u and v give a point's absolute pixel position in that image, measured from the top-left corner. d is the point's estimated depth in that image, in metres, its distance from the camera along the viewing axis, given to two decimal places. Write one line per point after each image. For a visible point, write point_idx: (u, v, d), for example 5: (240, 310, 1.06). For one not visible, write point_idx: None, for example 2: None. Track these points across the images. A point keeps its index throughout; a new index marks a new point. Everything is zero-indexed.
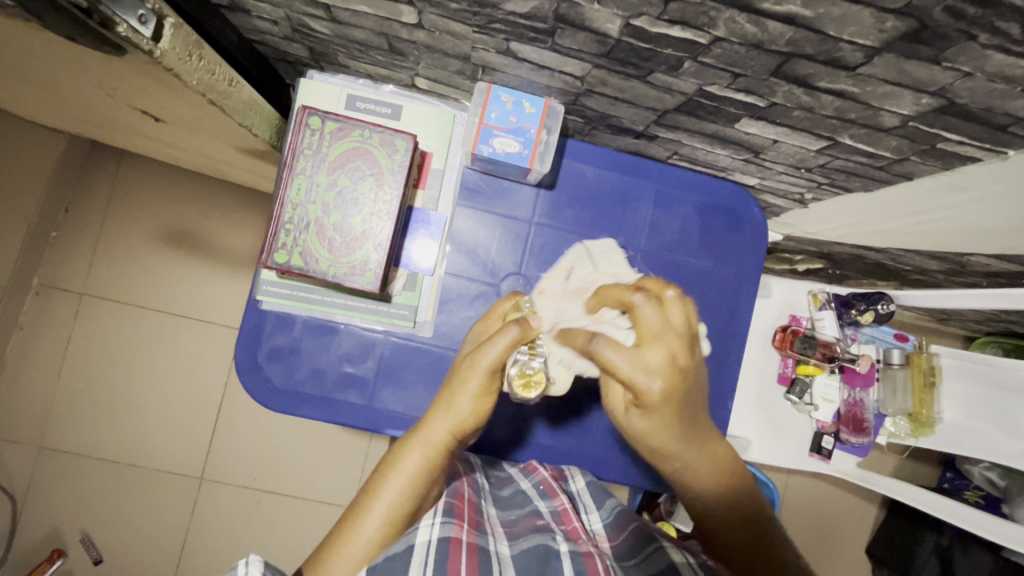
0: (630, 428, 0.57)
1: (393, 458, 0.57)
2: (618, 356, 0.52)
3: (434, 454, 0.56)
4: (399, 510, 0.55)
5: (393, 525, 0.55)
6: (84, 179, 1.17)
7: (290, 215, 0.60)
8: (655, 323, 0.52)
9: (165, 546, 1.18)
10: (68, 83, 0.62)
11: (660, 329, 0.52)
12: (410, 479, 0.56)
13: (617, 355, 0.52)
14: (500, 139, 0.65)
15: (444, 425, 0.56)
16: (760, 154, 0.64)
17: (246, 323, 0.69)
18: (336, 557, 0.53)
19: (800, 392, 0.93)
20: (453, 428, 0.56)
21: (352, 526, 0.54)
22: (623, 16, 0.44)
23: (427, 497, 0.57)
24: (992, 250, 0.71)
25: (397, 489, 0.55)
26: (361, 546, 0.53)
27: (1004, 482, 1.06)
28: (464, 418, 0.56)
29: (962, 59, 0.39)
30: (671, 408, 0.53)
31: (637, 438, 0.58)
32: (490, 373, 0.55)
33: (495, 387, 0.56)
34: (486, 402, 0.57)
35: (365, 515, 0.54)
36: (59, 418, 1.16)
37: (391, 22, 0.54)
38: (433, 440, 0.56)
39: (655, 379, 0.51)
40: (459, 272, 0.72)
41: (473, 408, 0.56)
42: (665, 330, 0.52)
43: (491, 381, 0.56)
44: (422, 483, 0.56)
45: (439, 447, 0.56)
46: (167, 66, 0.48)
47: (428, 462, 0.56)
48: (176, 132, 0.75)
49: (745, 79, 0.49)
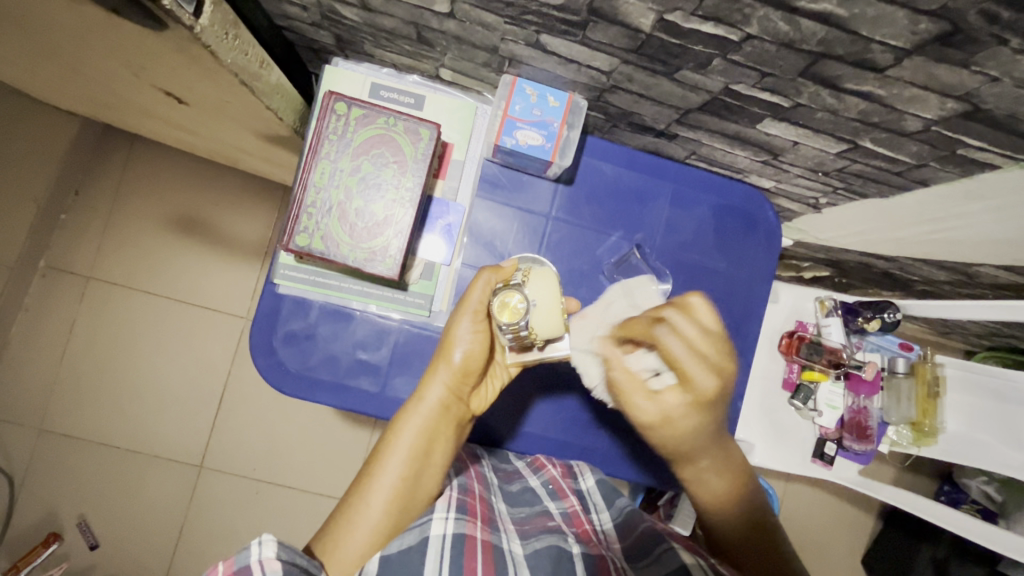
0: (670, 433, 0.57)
1: (394, 426, 0.59)
2: (680, 345, 0.53)
3: (432, 414, 0.59)
4: (404, 477, 0.57)
5: (398, 495, 0.56)
6: (95, 162, 1.17)
7: (313, 198, 0.60)
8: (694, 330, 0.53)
9: (162, 533, 1.17)
10: (94, 61, 0.62)
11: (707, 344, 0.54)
12: (411, 444, 0.58)
13: (681, 345, 0.53)
14: (524, 131, 0.65)
15: (441, 381, 0.60)
16: (778, 157, 0.65)
17: (262, 307, 0.69)
18: (351, 530, 0.54)
19: (804, 397, 0.94)
20: (451, 381, 0.60)
21: (357, 499, 0.56)
22: (656, 11, 0.45)
23: (427, 464, 0.58)
24: (1000, 261, 0.72)
25: (399, 456, 0.57)
26: (368, 518, 0.54)
27: (1001, 496, 1.07)
28: (458, 366, 0.60)
29: (991, 64, 0.40)
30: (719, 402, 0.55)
31: (677, 444, 0.58)
32: (474, 314, 0.60)
33: (485, 328, 0.61)
34: (478, 344, 0.60)
35: (369, 490, 0.56)
36: (61, 401, 1.16)
37: (422, 11, 0.55)
38: (429, 399, 0.60)
39: (710, 370, 0.53)
40: (476, 264, 0.73)
41: (467, 353, 0.59)
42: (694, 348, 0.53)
43: (477, 321, 0.60)
44: (422, 446, 0.58)
45: (437, 404, 0.59)
46: (205, 43, 0.48)
47: (428, 422, 0.59)
48: (197, 115, 0.76)
49: (772, 79, 0.49)
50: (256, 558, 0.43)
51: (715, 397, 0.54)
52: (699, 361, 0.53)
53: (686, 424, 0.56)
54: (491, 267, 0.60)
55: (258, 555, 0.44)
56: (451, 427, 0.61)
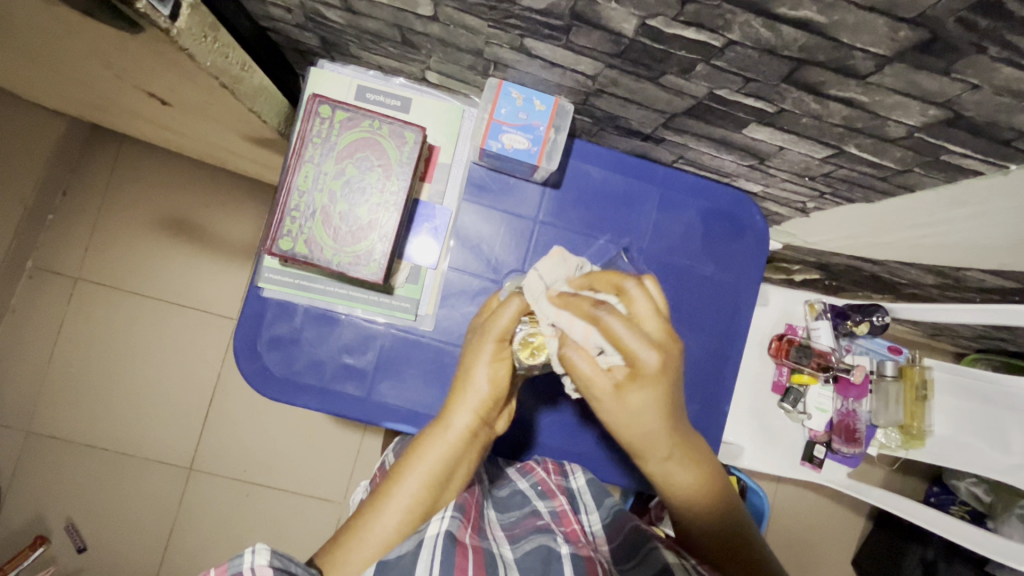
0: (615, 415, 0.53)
1: (415, 451, 0.56)
2: (623, 327, 0.50)
3: (458, 441, 0.56)
4: (420, 501, 0.54)
5: (411, 518, 0.54)
6: (82, 163, 1.16)
7: (296, 202, 0.60)
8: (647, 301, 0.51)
9: (151, 535, 1.17)
10: (76, 62, 0.62)
11: (651, 309, 0.51)
12: (431, 470, 0.55)
13: (620, 326, 0.50)
14: (510, 134, 0.64)
15: (468, 409, 0.56)
16: (764, 161, 0.65)
17: (247, 311, 0.68)
18: (359, 546, 0.52)
19: (793, 400, 0.92)
20: (479, 411, 0.56)
21: (369, 520, 0.53)
22: (639, 16, 0.45)
23: (445, 488, 0.56)
24: (987, 267, 0.72)
25: (417, 480, 0.54)
26: (377, 539, 0.52)
27: (990, 498, 1.07)
28: (486, 396, 0.56)
29: (971, 72, 0.40)
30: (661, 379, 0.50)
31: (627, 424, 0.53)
32: (499, 341, 0.56)
33: (508, 353, 0.57)
34: (502, 371, 0.57)
35: (382, 511, 0.53)
36: (49, 402, 1.15)
37: (406, 14, 0.54)
38: (455, 426, 0.56)
39: (653, 351, 0.49)
40: (462, 267, 0.72)
41: (494, 383, 0.56)
42: (657, 312, 0.51)
43: (502, 348, 0.57)
44: (443, 473, 0.55)
45: (463, 433, 0.56)
46: (183, 47, 0.48)
47: (453, 450, 0.56)
48: (182, 117, 0.75)
49: (755, 84, 0.49)
50: (248, 565, 0.43)
51: (659, 379, 0.50)
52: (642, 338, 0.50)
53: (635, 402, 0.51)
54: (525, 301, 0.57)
55: (251, 562, 0.43)
56: (474, 453, 0.58)
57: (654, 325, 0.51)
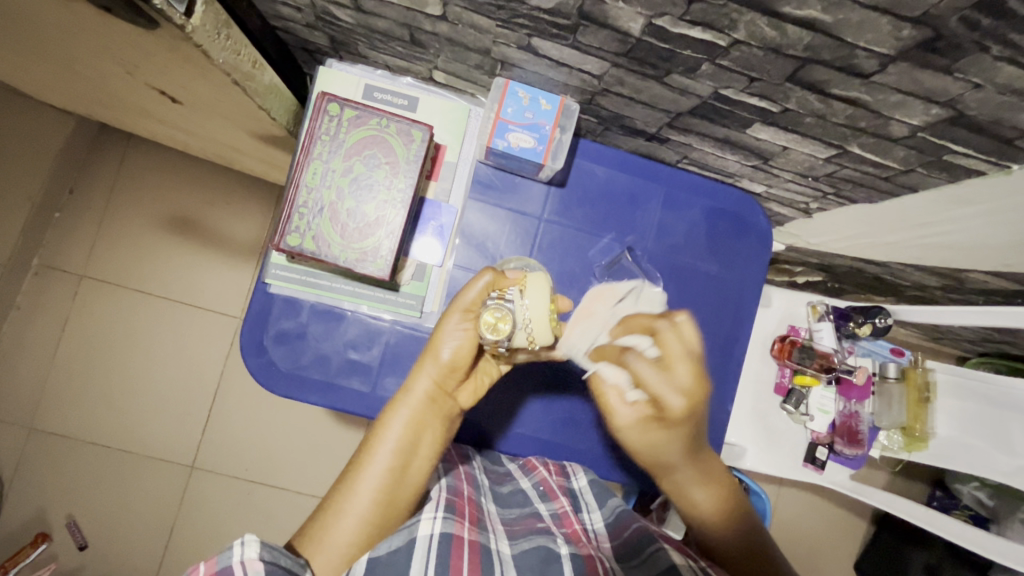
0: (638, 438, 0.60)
1: (381, 422, 0.58)
2: (652, 372, 0.55)
3: (419, 405, 0.58)
4: (390, 470, 0.55)
5: (385, 486, 0.55)
6: (90, 162, 1.17)
7: (304, 198, 0.61)
8: (679, 345, 0.55)
9: (153, 532, 1.17)
10: (88, 60, 0.63)
11: (681, 350, 0.55)
12: (398, 437, 0.56)
13: (650, 371, 0.55)
14: (516, 134, 0.65)
15: (428, 375, 0.58)
16: (768, 161, 0.66)
17: (253, 306, 0.69)
18: (335, 517, 0.53)
19: (796, 402, 0.93)
20: (439, 377, 0.58)
21: (344, 492, 0.54)
22: (645, 15, 0.45)
23: (415, 455, 0.57)
24: (990, 267, 0.73)
25: (386, 449, 0.56)
26: (354, 510, 0.53)
27: (993, 502, 1.07)
28: (446, 362, 0.58)
29: (974, 70, 0.41)
30: (689, 421, 0.57)
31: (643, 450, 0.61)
32: (464, 313, 0.57)
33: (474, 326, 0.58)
34: (465, 341, 0.58)
35: (356, 481, 0.55)
36: (53, 399, 1.16)
37: (415, 13, 0.55)
38: (416, 392, 0.58)
39: (681, 395, 0.55)
40: (467, 265, 0.73)
41: (454, 351, 0.58)
42: (687, 352, 0.55)
43: (465, 319, 0.58)
44: (408, 441, 0.57)
45: (422, 397, 0.58)
46: (197, 43, 0.49)
47: (414, 416, 0.57)
48: (191, 114, 0.76)
49: (760, 83, 0.50)
50: (238, 559, 0.43)
51: (686, 416, 0.56)
52: (670, 386, 0.55)
53: (654, 437, 0.59)
54: (493, 272, 0.57)
55: (240, 555, 0.43)
56: (439, 421, 0.59)
57: (682, 367, 0.55)
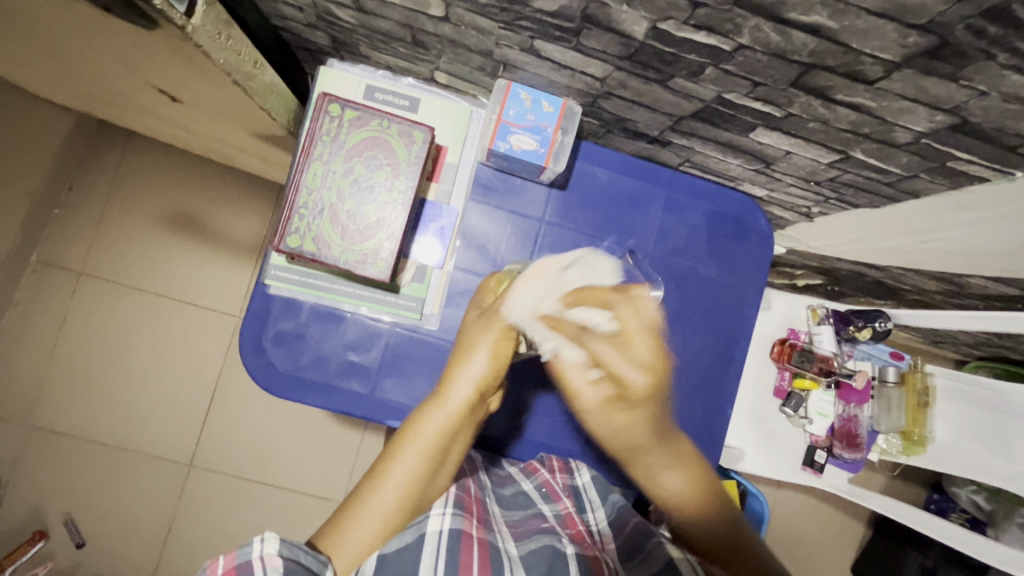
0: (604, 423, 0.56)
1: (412, 425, 0.56)
2: (612, 352, 0.52)
3: (456, 414, 0.56)
4: (418, 476, 0.53)
5: (411, 492, 0.53)
6: (89, 158, 1.17)
7: (304, 200, 0.60)
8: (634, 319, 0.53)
9: (151, 531, 1.16)
10: (88, 58, 0.62)
11: (637, 324, 0.53)
12: (430, 444, 0.54)
13: (610, 350, 0.53)
14: (518, 136, 0.65)
15: (466, 384, 0.56)
16: (770, 165, 0.66)
17: (253, 306, 0.69)
18: (357, 522, 0.51)
19: (795, 405, 0.93)
20: (477, 385, 0.56)
21: (368, 495, 0.52)
22: (649, 19, 0.45)
23: (443, 461, 0.55)
24: (992, 273, 0.72)
25: (416, 454, 0.54)
26: (378, 515, 0.51)
27: (990, 506, 1.07)
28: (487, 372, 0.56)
29: (979, 78, 0.40)
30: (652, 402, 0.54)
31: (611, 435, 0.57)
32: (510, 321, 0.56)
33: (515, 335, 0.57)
34: (506, 351, 0.57)
35: (382, 484, 0.53)
36: (51, 398, 1.15)
37: (417, 14, 0.55)
38: (453, 400, 0.56)
39: (644, 373, 0.52)
40: (468, 267, 0.73)
41: (494, 359, 0.57)
42: (644, 327, 0.53)
43: (511, 329, 0.57)
44: (440, 448, 0.55)
45: (461, 406, 0.56)
46: (198, 43, 0.48)
47: (449, 425, 0.55)
48: (191, 113, 0.76)
49: (764, 88, 0.50)
50: (258, 554, 0.42)
51: (650, 398, 0.53)
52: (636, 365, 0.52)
53: (621, 418, 0.54)
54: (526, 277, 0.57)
55: (260, 551, 0.43)
56: (471, 427, 0.58)
57: (644, 346, 0.53)
